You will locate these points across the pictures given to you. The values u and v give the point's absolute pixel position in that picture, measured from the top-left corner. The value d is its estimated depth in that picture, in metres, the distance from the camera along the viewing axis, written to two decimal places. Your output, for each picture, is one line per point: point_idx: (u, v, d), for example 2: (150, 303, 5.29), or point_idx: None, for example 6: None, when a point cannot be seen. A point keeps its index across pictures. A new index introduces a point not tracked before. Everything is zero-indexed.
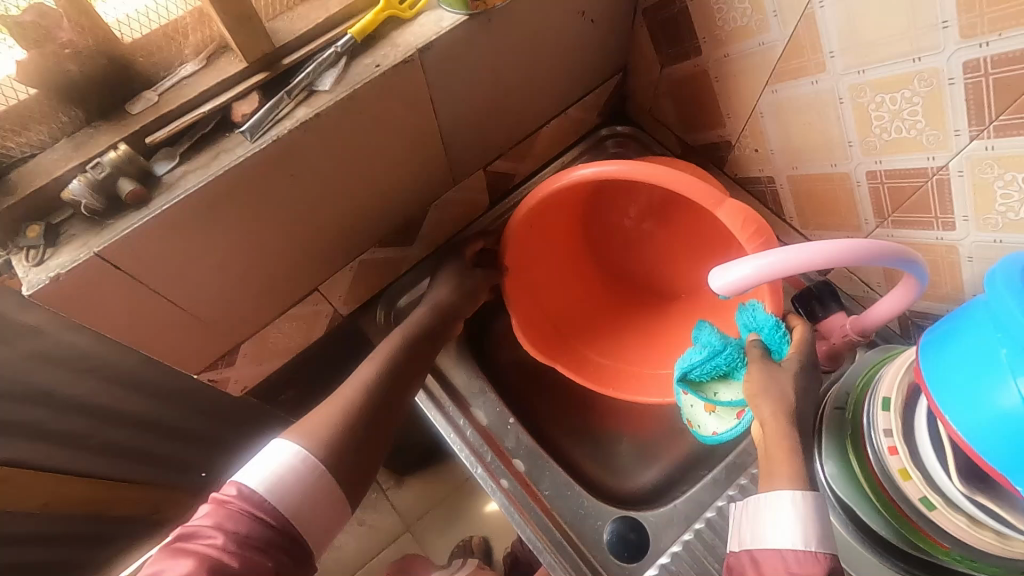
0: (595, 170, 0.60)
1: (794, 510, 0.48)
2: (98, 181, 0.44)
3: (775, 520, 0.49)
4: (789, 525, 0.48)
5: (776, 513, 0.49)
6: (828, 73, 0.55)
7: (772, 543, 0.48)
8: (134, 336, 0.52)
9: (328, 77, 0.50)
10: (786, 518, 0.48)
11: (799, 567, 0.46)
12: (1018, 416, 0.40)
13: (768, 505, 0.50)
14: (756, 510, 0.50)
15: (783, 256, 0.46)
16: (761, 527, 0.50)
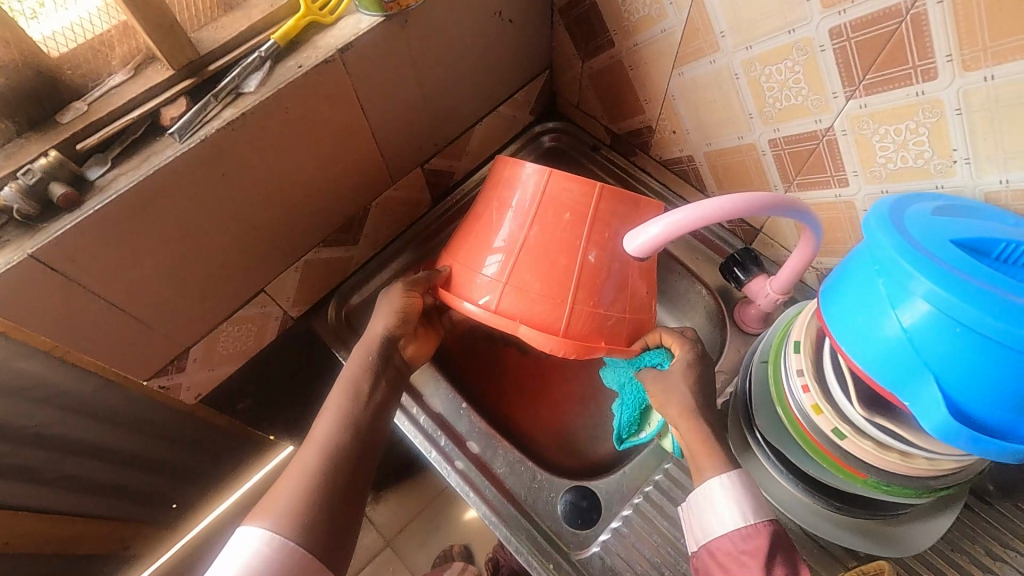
0: (485, 312, 0.56)
1: (723, 492, 0.52)
2: (30, 186, 0.45)
3: (713, 506, 0.53)
4: (726, 509, 0.52)
5: (712, 501, 0.53)
6: (722, 52, 0.60)
7: (720, 531, 0.52)
8: (76, 339, 0.53)
9: (252, 80, 0.52)
10: (721, 502, 0.52)
11: (745, 543, 0.50)
12: (898, 342, 0.44)
13: (705, 497, 0.53)
14: (696, 505, 0.54)
15: (683, 215, 0.49)
16: (706, 518, 0.53)
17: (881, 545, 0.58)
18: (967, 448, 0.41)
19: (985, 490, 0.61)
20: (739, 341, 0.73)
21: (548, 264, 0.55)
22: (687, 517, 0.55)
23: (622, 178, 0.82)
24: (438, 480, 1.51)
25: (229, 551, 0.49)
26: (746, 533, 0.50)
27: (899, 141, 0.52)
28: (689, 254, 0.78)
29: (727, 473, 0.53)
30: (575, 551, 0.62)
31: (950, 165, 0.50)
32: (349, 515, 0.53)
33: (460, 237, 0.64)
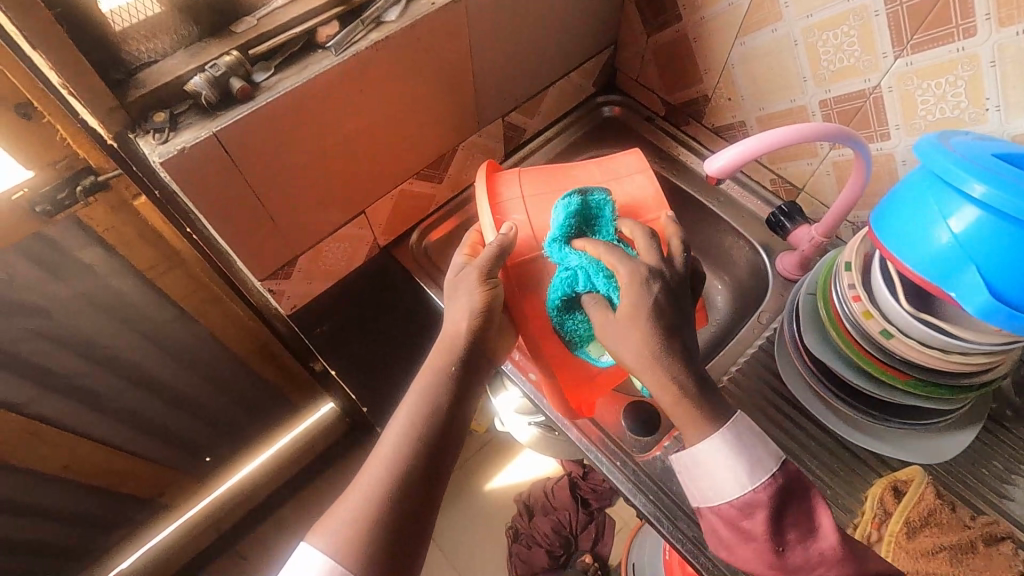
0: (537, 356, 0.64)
1: (722, 458, 0.54)
2: (216, 77, 0.53)
3: (714, 472, 0.54)
4: (731, 470, 0.54)
5: (715, 470, 0.54)
6: (783, 21, 0.69)
7: (726, 496, 0.54)
8: (222, 225, 0.61)
9: (393, 11, 0.61)
10: (726, 466, 0.54)
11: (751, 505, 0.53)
12: (947, 244, 0.52)
13: (703, 464, 0.55)
14: (693, 467, 0.56)
15: (752, 147, 0.59)
16: (706, 476, 0.55)
17: (911, 452, 0.66)
18: (1003, 326, 0.50)
19: (1003, 415, 0.69)
20: (781, 286, 0.80)
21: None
22: (686, 474, 0.57)
23: (675, 146, 0.92)
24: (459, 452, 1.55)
25: (294, 565, 0.50)
26: (748, 502, 0.53)
27: (939, 94, 0.61)
28: (734, 213, 0.87)
29: (714, 436, 0.54)
30: (638, 453, 0.70)
31: (982, 113, 0.59)
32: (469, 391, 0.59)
33: (536, 200, 0.66)
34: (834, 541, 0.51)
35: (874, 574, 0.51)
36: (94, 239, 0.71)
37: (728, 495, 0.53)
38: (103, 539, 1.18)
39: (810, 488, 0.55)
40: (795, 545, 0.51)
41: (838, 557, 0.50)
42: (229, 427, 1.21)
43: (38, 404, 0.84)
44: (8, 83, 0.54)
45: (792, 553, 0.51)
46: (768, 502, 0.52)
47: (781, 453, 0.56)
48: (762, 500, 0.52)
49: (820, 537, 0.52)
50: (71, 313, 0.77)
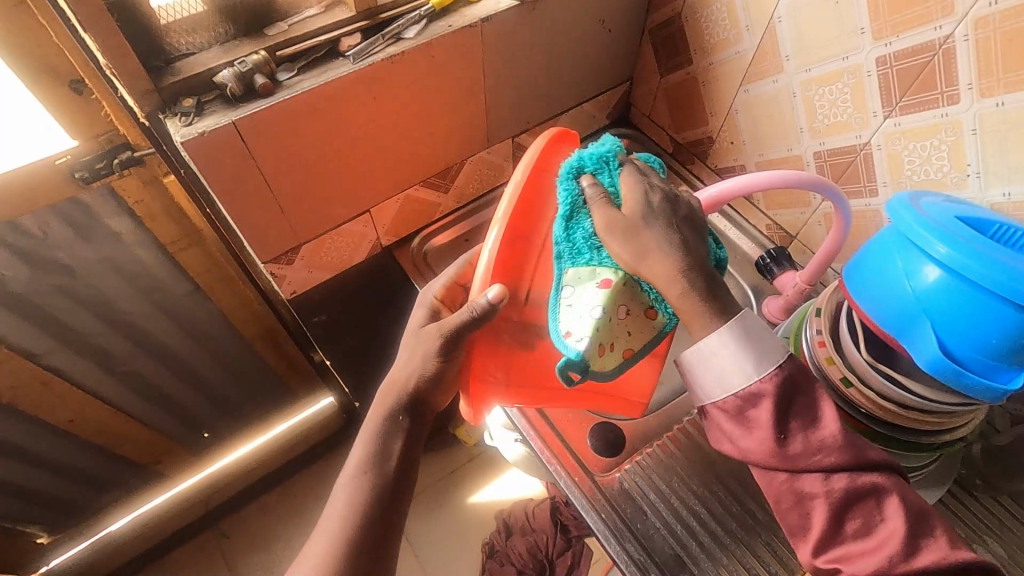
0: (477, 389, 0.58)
1: (726, 345, 0.52)
2: (242, 72, 0.60)
3: (723, 361, 0.52)
4: (739, 361, 0.52)
5: (720, 360, 0.52)
6: (784, 73, 0.72)
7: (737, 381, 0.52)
8: (232, 204, 0.66)
9: (412, 30, 0.66)
10: (734, 356, 0.52)
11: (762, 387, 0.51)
12: (906, 299, 0.53)
13: (712, 352, 0.52)
14: (700, 364, 0.54)
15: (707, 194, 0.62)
16: (718, 365, 0.52)
17: None
18: (949, 382, 0.51)
19: (972, 483, 0.68)
20: (764, 328, 0.81)
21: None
22: (691, 375, 0.55)
23: (677, 182, 0.94)
24: (447, 462, 1.56)
25: None
26: (755, 393, 0.51)
27: (924, 156, 0.63)
28: (728, 252, 0.89)
29: (722, 330, 0.52)
30: (598, 474, 0.72)
31: (963, 178, 0.61)
32: (440, 390, 0.61)
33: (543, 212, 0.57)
34: (836, 429, 0.50)
35: (874, 464, 0.50)
36: (124, 209, 0.78)
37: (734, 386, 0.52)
38: (98, 498, 1.22)
39: (813, 381, 0.53)
40: (797, 434, 0.50)
41: (840, 445, 0.49)
42: (229, 406, 1.25)
43: (54, 356, 0.90)
44: (66, 61, 0.61)
45: (794, 442, 0.50)
46: (773, 392, 0.51)
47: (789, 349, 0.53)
48: (766, 391, 0.51)
49: (822, 426, 0.50)
50: (94, 275, 0.84)
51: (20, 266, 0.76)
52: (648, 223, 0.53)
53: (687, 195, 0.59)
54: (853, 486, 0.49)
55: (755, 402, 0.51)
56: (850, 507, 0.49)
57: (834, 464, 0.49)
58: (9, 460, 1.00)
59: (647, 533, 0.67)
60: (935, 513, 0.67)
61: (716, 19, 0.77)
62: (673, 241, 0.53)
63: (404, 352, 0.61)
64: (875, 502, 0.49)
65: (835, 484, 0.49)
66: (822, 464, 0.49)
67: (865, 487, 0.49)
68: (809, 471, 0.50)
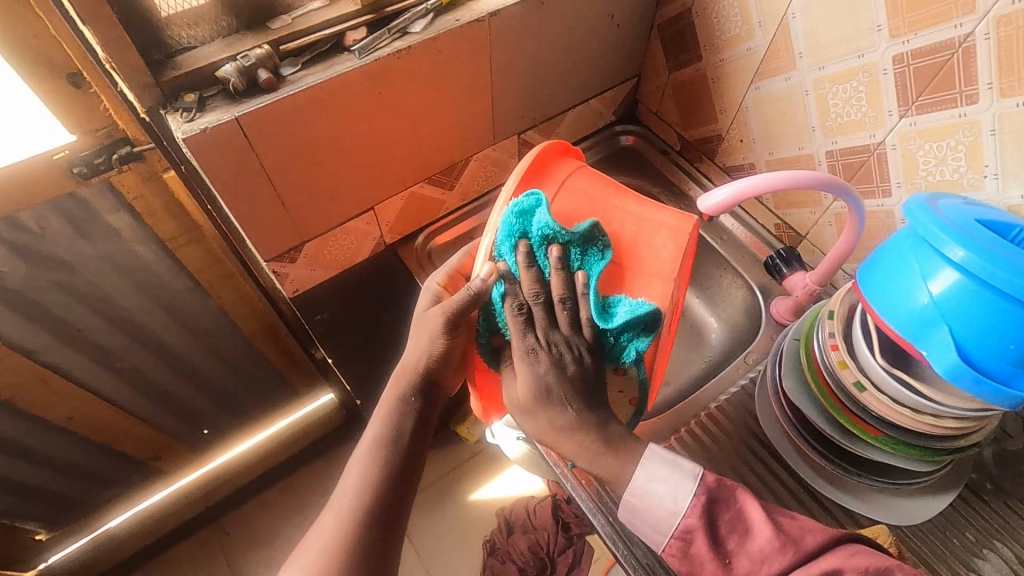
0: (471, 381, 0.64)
1: (645, 487, 0.54)
2: (245, 67, 0.58)
3: (650, 502, 0.54)
4: (659, 499, 0.53)
5: (646, 500, 0.54)
6: (797, 70, 0.71)
7: (670, 521, 0.53)
8: (234, 202, 0.65)
9: (419, 24, 0.65)
10: (654, 494, 0.54)
11: (688, 520, 0.51)
12: (923, 305, 0.52)
13: (637, 497, 0.54)
14: (636, 513, 0.55)
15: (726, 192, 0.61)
16: (649, 506, 0.54)
17: (878, 510, 0.65)
18: (969, 389, 0.51)
19: (981, 486, 0.67)
20: (773, 329, 0.80)
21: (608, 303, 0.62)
22: (634, 527, 0.56)
23: (685, 179, 0.93)
24: (448, 459, 1.55)
25: None
26: (685, 529, 0.52)
27: (940, 156, 0.62)
28: (736, 252, 0.87)
29: (632, 478, 0.55)
30: None
31: (981, 180, 0.60)
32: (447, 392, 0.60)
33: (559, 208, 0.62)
34: (768, 532, 0.49)
35: (819, 551, 0.48)
36: (124, 205, 0.76)
37: (666, 529, 0.52)
38: (97, 495, 1.21)
39: (734, 488, 0.53)
40: (737, 550, 0.50)
41: (777, 548, 0.48)
42: (229, 402, 1.24)
43: (53, 352, 0.88)
44: (64, 54, 0.59)
45: (738, 561, 0.49)
46: (700, 524, 0.51)
47: (701, 468, 0.54)
48: (694, 525, 0.51)
49: (754, 535, 0.49)
50: (93, 271, 0.82)
51: (18, 262, 0.75)
52: (535, 408, 0.56)
53: (580, 328, 0.59)
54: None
55: (690, 536, 0.52)
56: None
57: (781, 568, 0.47)
58: (8, 457, 0.99)
59: None
60: (943, 516, 0.66)
61: (727, 15, 0.75)
62: (566, 414, 0.56)
63: (411, 353, 0.60)
64: None
65: None
66: (768, 574, 0.47)
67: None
68: None
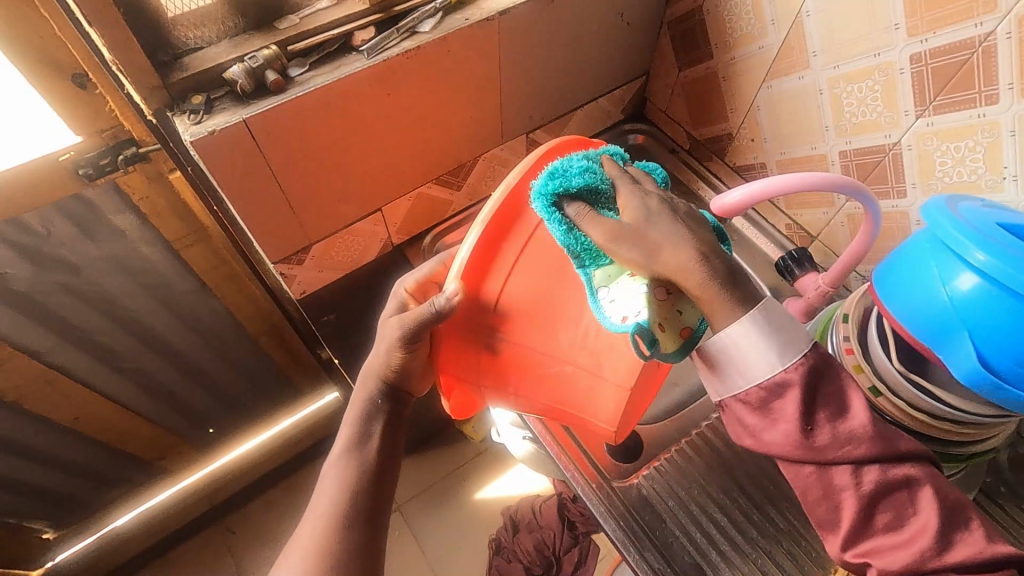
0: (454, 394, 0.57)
1: (751, 334, 0.47)
2: (253, 68, 0.58)
3: (753, 350, 0.47)
4: (766, 348, 0.47)
5: (749, 347, 0.47)
6: (810, 69, 0.70)
7: (767, 369, 0.47)
8: (242, 203, 0.64)
9: (428, 23, 0.64)
10: (759, 346, 0.47)
11: (789, 373, 0.46)
12: (943, 309, 0.51)
13: (738, 341, 0.47)
14: (729, 356, 0.48)
15: (739, 195, 0.59)
16: (744, 356, 0.47)
17: None
18: (989, 395, 0.50)
19: (996, 491, 0.66)
20: None
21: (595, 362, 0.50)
22: (706, 366, 0.50)
23: (694, 179, 0.92)
24: (453, 457, 1.55)
25: None
26: (780, 382, 0.47)
27: (957, 157, 0.61)
28: (747, 253, 0.87)
29: (745, 319, 0.46)
30: (616, 480, 0.71)
31: (999, 181, 0.59)
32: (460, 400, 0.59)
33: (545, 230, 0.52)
34: (865, 418, 0.46)
35: (905, 456, 0.47)
36: (130, 206, 0.76)
37: (760, 375, 0.47)
38: (103, 494, 1.21)
39: (842, 367, 0.49)
40: (824, 425, 0.46)
41: (869, 436, 0.46)
42: (235, 402, 1.24)
43: (58, 353, 0.88)
44: (69, 55, 0.58)
45: (820, 434, 0.46)
46: (801, 381, 0.46)
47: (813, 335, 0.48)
48: (793, 381, 0.46)
49: (850, 417, 0.46)
50: (98, 272, 0.82)
51: (23, 263, 0.74)
52: (651, 220, 0.46)
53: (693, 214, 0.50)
54: (886, 478, 0.46)
55: (781, 392, 0.47)
56: (881, 499, 0.46)
57: (864, 454, 0.46)
58: (13, 457, 0.98)
59: (665, 540, 0.66)
60: None
61: (739, 12, 0.74)
62: (683, 230, 0.46)
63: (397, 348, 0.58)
64: (907, 496, 0.46)
65: (865, 477, 0.46)
66: (851, 456, 0.46)
67: (898, 479, 0.46)
68: (840, 462, 0.46)
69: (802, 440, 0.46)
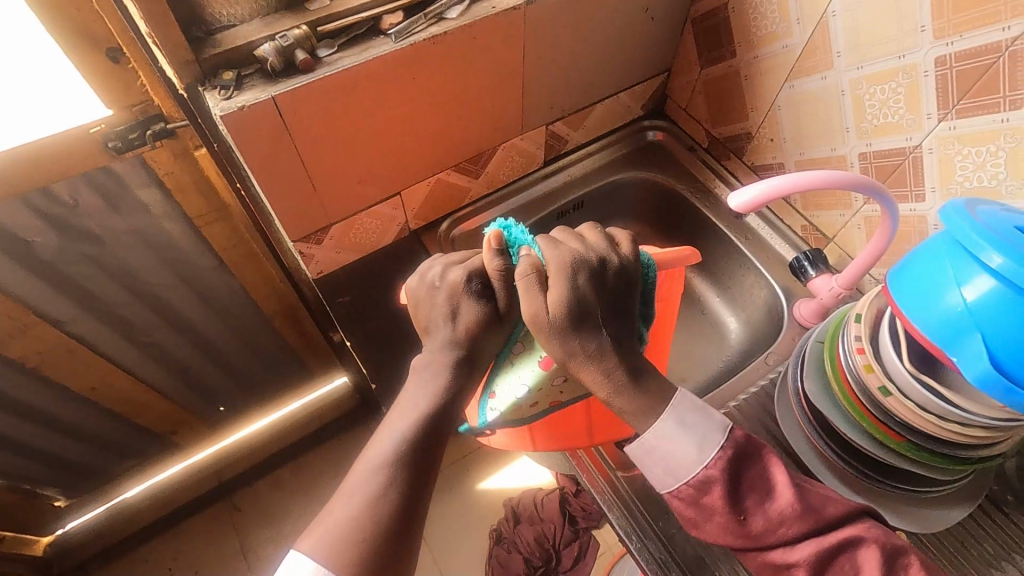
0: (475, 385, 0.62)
1: (670, 432, 0.53)
2: (284, 47, 0.59)
3: (670, 450, 0.53)
4: (682, 444, 0.53)
5: (667, 445, 0.53)
6: (834, 70, 0.70)
7: (689, 470, 0.52)
8: (265, 181, 0.66)
9: (455, 10, 0.64)
10: (677, 443, 0.53)
11: (710, 467, 0.52)
12: (956, 311, 0.51)
13: (658, 442, 0.53)
14: (653, 451, 0.54)
15: (758, 190, 0.59)
16: (670, 454, 0.53)
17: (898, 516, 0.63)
18: (999, 399, 0.50)
19: (1003, 499, 0.66)
20: (794, 331, 0.79)
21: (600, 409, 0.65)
22: (642, 467, 0.55)
23: (711, 177, 0.92)
24: (458, 447, 1.55)
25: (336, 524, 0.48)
26: (704, 480, 0.52)
27: (978, 162, 0.61)
28: (762, 253, 0.87)
29: (660, 416, 0.53)
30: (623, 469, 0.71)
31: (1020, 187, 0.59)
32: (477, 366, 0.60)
33: None
34: (791, 496, 0.50)
35: (834, 522, 0.49)
36: (155, 180, 0.77)
37: (686, 474, 0.52)
38: (115, 465, 1.23)
39: (762, 447, 0.54)
40: (755, 509, 0.51)
41: (798, 513, 0.49)
42: (246, 380, 1.25)
43: (79, 323, 0.90)
44: (104, 29, 0.60)
45: (752, 521, 0.50)
46: (721, 476, 0.51)
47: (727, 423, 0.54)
48: (713, 477, 0.51)
49: (776, 498, 0.50)
50: (121, 245, 0.84)
51: (50, 233, 0.76)
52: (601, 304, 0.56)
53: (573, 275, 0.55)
54: (821, 550, 0.48)
55: (707, 487, 0.52)
56: (833, 570, 0.48)
57: (797, 533, 0.49)
58: (31, 423, 1.01)
59: (668, 531, 0.66)
60: (959, 528, 0.65)
61: (764, 11, 0.74)
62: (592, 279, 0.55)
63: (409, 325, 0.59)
64: (849, 558, 0.48)
65: (802, 552, 0.48)
66: (784, 538, 0.49)
67: (832, 548, 0.48)
68: (775, 546, 0.50)
69: (735, 529, 0.50)
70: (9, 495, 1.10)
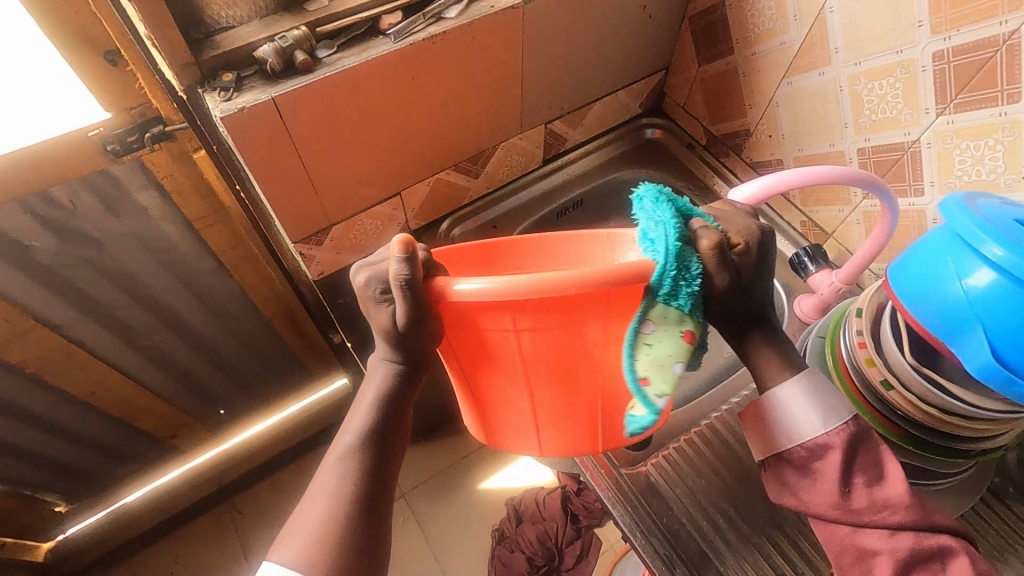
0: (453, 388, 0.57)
1: (793, 398, 0.49)
2: (283, 48, 0.59)
3: (790, 414, 0.49)
4: (807, 411, 0.48)
5: (788, 409, 0.49)
6: (832, 66, 0.71)
7: (804, 436, 0.48)
8: (265, 182, 0.66)
9: (454, 9, 0.64)
10: (800, 409, 0.48)
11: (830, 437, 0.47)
12: (958, 303, 0.52)
13: (780, 405, 0.49)
14: (774, 411, 0.49)
15: (759, 185, 0.58)
16: (788, 418, 0.49)
17: None
18: (1001, 390, 0.50)
19: (1004, 490, 0.67)
20: (795, 327, 0.79)
21: (572, 427, 0.54)
22: (751, 431, 0.51)
23: (710, 174, 0.93)
24: (459, 447, 1.54)
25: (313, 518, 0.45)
26: (822, 445, 0.47)
27: (976, 156, 0.61)
28: None
29: (792, 380, 0.49)
30: (624, 466, 0.71)
31: (1018, 180, 0.59)
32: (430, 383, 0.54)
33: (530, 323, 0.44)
34: (901, 487, 0.46)
35: (939, 527, 0.46)
36: (153, 182, 0.77)
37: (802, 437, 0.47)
38: (115, 470, 1.23)
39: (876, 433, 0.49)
40: (861, 487, 0.46)
41: (906, 504, 0.45)
42: (246, 383, 1.25)
43: (78, 327, 0.89)
44: (102, 31, 0.60)
45: (855, 496, 0.46)
46: (842, 444, 0.46)
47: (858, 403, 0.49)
48: (834, 444, 0.47)
49: (886, 484, 0.46)
50: (120, 248, 0.83)
51: (49, 236, 0.76)
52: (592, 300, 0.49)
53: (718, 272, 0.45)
54: (919, 547, 0.45)
55: (822, 454, 0.47)
56: (918, 568, 0.45)
57: (900, 522, 0.45)
58: (31, 428, 1.00)
59: (671, 527, 0.66)
60: (964, 518, 0.65)
61: (762, 7, 0.75)
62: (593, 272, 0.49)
63: None
64: (941, 565, 0.45)
65: (900, 543, 0.45)
66: (885, 523, 0.45)
67: (930, 549, 0.45)
68: (869, 529, 0.45)
69: (838, 502, 0.46)
70: (10, 500, 1.10)
